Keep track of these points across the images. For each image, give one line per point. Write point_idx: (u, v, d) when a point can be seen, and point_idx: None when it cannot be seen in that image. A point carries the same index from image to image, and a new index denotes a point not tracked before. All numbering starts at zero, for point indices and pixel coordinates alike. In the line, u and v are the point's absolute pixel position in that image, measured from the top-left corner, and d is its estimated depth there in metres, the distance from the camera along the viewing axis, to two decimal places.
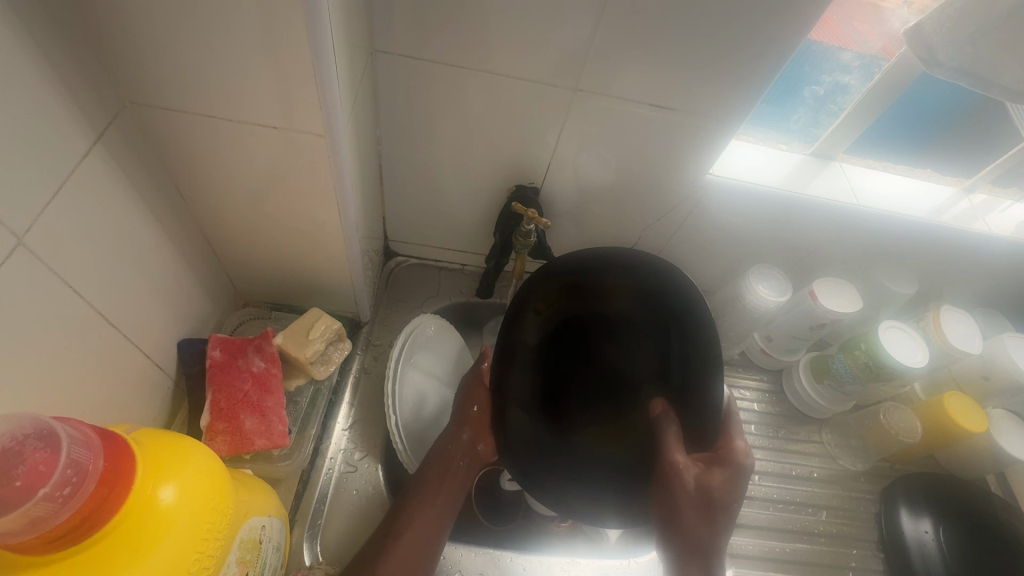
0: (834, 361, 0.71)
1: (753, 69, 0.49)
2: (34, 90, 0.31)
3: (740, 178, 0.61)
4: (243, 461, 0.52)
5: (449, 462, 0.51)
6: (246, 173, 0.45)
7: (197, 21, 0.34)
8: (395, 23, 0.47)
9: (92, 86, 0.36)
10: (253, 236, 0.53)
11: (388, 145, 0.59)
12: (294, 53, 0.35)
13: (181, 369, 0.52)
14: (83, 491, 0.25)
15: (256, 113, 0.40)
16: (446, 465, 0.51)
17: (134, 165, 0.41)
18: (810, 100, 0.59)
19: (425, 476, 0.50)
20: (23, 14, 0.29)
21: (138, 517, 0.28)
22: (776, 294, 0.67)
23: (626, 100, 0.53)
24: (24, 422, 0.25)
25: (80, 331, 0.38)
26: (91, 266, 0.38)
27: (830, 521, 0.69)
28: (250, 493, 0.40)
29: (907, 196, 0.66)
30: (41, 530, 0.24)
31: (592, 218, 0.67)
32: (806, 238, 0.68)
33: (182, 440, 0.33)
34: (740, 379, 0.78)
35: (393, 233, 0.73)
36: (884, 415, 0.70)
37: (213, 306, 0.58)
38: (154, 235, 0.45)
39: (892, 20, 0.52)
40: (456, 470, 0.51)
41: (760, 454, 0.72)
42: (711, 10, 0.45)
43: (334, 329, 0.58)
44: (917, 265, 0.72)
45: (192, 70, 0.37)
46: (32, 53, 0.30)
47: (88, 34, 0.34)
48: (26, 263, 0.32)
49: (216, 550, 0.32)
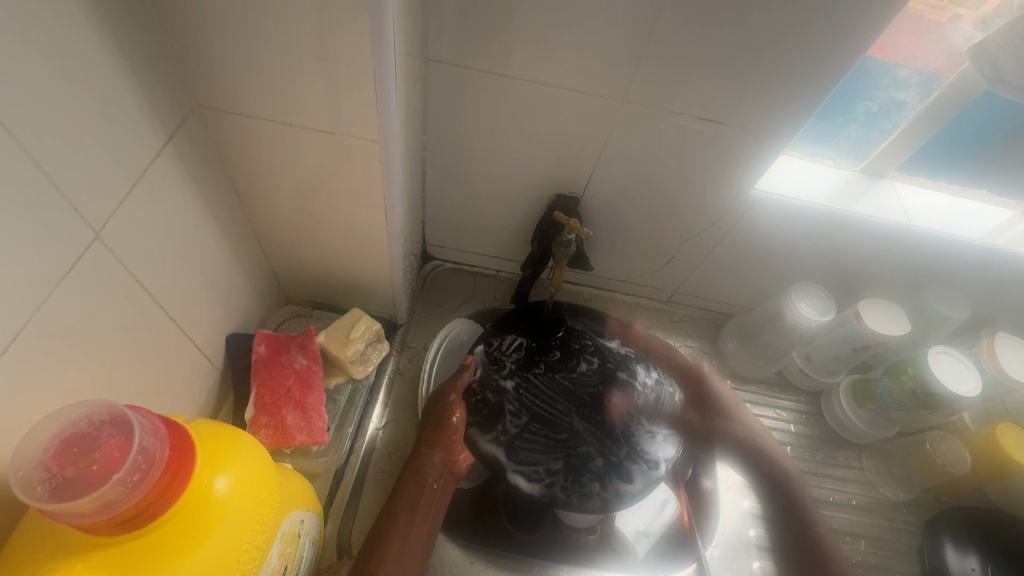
0: (878, 385, 0.69)
1: (807, 84, 0.48)
2: (116, 93, 0.33)
3: (787, 194, 0.60)
4: (283, 455, 0.54)
5: (424, 476, 0.52)
6: (299, 176, 0.47)
7: (265, 30, 0.35)
8: (448, 33, 0.49)
9: (164, 89, 0.37)
10: (301, 236, 0.55)
11: (433, 151, 0.61)
12: (355, 61, 0.36)
13: (228, 362, 0.53)
14: (150, 478, 0.26)
15: (313, 118, 0.41)
16: (424, 477, 0.52)
17: (197, 165, 0.43)
18: (862, 116, 0.58)
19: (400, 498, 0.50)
20: (110, 23, 0.31)
21: (195, 505, 0.29)
22: (819, 314, 0.65)
23: (672, 113, 0.52)
24: (102, 410, 0.28)
25: (143, 321, 0.40)
26: (156, 260, 0.40)
27: (871, 551, 0.66)
28: (291, 487, 0.41)
29: (961, 218, 0.63)
30: (110, 514, 0.25)
31: (631, 229, 0.67)
32: (852, 257, 0.66)
33: (233, 434, 0.34)
34: (774, 399, 0.76)
35: (431, 237, 0.74)
36: (932, 445, 0.67)
37: (259, 302, 0.60)
38: (211, 232, 0.47)
39: (953, 37, 0.50)
40: (435, 481, 0.52)
41: (796, 477, 0.70)
42: (765, 23, 0.44)
43: (374, 330, 0.59)
44: (970, 290, 0.69)
45: (256, 77, 0.38)
46: (116, 58, 0.32)
47: (165, 41, 0.36)
48: (100, 256, 0.34)
49: (263, 541, 0.33)
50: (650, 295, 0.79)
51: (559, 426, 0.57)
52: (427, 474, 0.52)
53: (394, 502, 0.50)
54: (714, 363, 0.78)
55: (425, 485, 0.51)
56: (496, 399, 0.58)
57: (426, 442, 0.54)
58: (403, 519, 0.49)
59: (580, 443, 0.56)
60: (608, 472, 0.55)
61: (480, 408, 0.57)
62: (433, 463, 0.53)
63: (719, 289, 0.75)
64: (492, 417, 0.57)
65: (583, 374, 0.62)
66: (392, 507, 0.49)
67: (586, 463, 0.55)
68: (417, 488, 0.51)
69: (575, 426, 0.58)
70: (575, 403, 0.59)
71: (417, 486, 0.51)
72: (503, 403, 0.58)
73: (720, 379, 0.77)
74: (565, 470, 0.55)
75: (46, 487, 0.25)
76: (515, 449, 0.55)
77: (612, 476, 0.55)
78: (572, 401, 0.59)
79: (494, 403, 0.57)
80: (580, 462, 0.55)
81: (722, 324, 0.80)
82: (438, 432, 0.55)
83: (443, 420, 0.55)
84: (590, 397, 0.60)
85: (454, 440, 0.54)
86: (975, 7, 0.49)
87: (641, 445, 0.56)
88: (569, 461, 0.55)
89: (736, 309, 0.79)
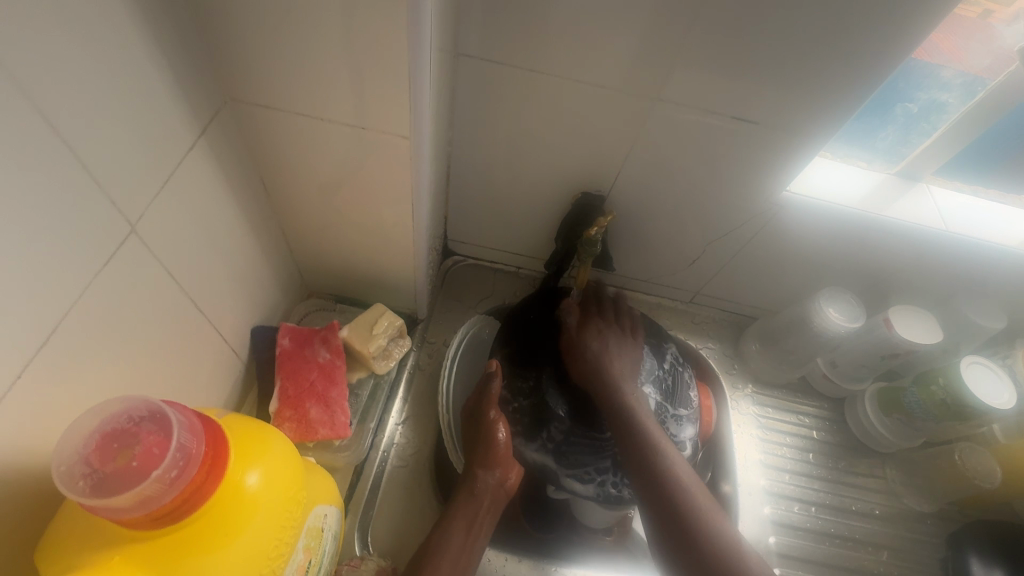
0: (906, 394, 0.68)
1: (849, 84, 0.47)
2: (154, 88, 0.33)
3: (820, 196, 0.59)
4: (306, 448, 0.54)
5: (479, 497, 0.52)
6: (326, 170, 0.46)
7: (300, 24, 0.35)
8: (480, 27, 0.48)
9: (200, 83, 0.37)
10: (325, 229, 0.55)
11: (459, 146, 0.60)
12: (386, 56, 0.36)
13: (252, 355, 0.54)
14: (187, 474, 0.27)
15: (344, 113, 0.41)
16: (479, 500, 0.52)
17: (228, 158, 0.43)
18: (901, 118, 0.56)
19: (455, 519, 0.50)
20: (150, 16, 0.31)
21: (228, 501, 0.29)
22: (847, 320, 0.64)
23: (706, 112, 0.51)
24: (141, 405, 0.28)
25: (174, 314, 0.40)
26: (186, 253, 0.40)
27: (891, 562, 0.65)
28: (316, 483, 0.41)
29: (1001, 224, 0.61)
30: (148, 510, 0.25)
31: (657, 228, 0.66)
32: (884, 261, 0.65)
33: (264, 429, 0.34)
34: (796, 405, 0.75)
35: (452, 233, 0.73)
36: (960, 456, 0.66)
37: (283, 295, 0.60)
38: (239, 225, 0.47)
39: (1003, 36, 0.49)
40: (489, 503, 0.52)
41: (817, 484, 0.69)
42: (810, 20, 0.43)
43: (396, 325, 0.59)
44: (1007, 299, 0.67)
45: (289, 70, 0.38)
46: (155, 50, 0.32)
47: (200, 33, 0.36)
48: (136, 249, 0.34)
49: (291, 537, 0.33)
50: (672, 296, 0.78)
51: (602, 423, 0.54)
52: (481, 495, 0.52)
53: (449, 523, 0.50)
54: (736, 366, 0.77)
55: (480, 508, 0.52)
56: (537, 403, 0.55)
57: (477, 461, 0.53)
58: (456, 543, 0.49)
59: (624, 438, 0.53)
60: None
61: (520, 416, 0.55)
62: (487, 481, 0.52)
63: (743, 291, 0.74)
64: (536, 424, 0.54)
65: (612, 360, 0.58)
66: (445, 527, 0.50)
67: None
68: (472, 510, 0.51)
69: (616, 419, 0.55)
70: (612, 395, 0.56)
71: (473, 506, 0.52)
72: (545, 409, 0.55)
73: (741, 382, 0.76)
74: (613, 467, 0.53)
75: (87, 482, 0.25)
76: (563, 455, 0.53)
77: None
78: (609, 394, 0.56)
79: (533, 406, 0.55)
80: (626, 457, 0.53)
81: (745, 327, 0.79)
82: (488, 451, 0.53)
83: (491, 442, 0.53)
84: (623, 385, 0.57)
85: (499, 448, 0.52)
86: (1009, 5, 0.48)
87: (669, 430, 0.55)
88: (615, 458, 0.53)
89: (760, 312, 0.77)
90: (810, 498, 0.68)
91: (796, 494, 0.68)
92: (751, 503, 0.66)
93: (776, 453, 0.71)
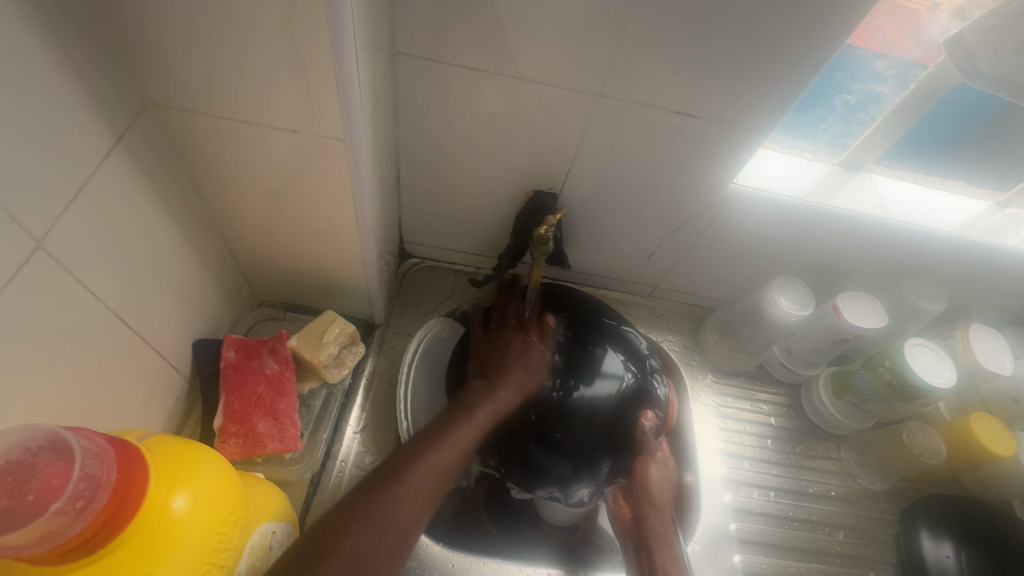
0: (856, 377, 0.69)
1: (785, 78, 0.48)
2: (56, 90, 0.31)
3: (765, 188, 0.60)
4: (255, 464, 0.53)
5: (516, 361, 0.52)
6: (263, 175, 0.45)
7: (217, 22, 0.33)
8: (419, 25, 0.47)
9: (112, 85, 0.35)
10: (268, 236, 0.53)
11: (407, 147, 0.59)
12: (313, 58, 0.35)
13: (195, 369, 0.52)
14: (96, 503, 0.26)
15: (277, 117, 0.39)
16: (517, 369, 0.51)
17: (154, 166, 0.41)
18: (840, 109, 0.57)
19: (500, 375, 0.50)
20: (49, 20, 0.30)
21: (150, 526, 0.28)
22: (798, 307, 0.65)
23: (650, 108, 0.51)
24: (39, 434, 0.26)
25: (99, 331, 0.38)
26: (108, 267, 0.38)
27: (848, 542, 0.67)
28: (260, 499, 0.39)
29: (937, 210, 0.63)
30: (51, 544, 0.24)
31: (610, 223, 0.66)
32: (830, 249, 0.66)
33: (195, 448, 0.33)
34: (753, 392, 0.76)
35: (408, 235, 0.72)
36: (908, 434, 0.68)
37: (227, 307, 0.58)
38: (173, 234, 0.45)
39: (930, 27, 0.50)
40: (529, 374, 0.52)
41: (776, 470, 0.71)
42: (742, 16, 0.43)
43: (348, 332, 0.57)
44: (946, 282, 0.70)
45: (212, 75, 0.37)
46: (58, 55, 0.31)
47: (111, 35, 0.34)
48: (47, 265, 0.33)
49: (226, 561, 0.32)
50: (632, 291, 0.78)
51: (541, 419, 0.51)
52: (505, 398, 0.49)
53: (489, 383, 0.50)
54: (695, 357, 0.78)
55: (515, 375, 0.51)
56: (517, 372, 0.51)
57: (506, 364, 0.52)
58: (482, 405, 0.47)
59: (554, 440, 0.51)
60: (568, 479, 0.52)
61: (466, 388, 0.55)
62: (507, 391, 0.49)
63: (699, 283, 0.75)
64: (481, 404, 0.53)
65: (588, 361, 0.54)
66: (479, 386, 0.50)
67: (548, 465, 0.52)
68: (493, 411, 0.48)
69: (560, 423, 0.51)
70: (567, 396, 0.52)
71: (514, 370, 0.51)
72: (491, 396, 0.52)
73: (701, 373, 0.77)
74: (522, 466, 0.52)
75: None
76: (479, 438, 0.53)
77: (568, 481, 0.52)
78: (566, 393, 0.52)
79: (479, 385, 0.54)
80: (545, 464, 0.52)
81: (703, 318, 0.80)
82: (524, 362, 0.52)
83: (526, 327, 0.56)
84: (586, 388, 0.53)
85: (534, 363, 0.52)
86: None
87: (601, 461, 0.52)
88: (528, 460, 0.52)
89: (717, 303, 0.79)
90: (769, 483, 0.70)
91: (757, 480, 0.69)
92: (712, 493, 0.67)
93: (736, 441, 0.72)
